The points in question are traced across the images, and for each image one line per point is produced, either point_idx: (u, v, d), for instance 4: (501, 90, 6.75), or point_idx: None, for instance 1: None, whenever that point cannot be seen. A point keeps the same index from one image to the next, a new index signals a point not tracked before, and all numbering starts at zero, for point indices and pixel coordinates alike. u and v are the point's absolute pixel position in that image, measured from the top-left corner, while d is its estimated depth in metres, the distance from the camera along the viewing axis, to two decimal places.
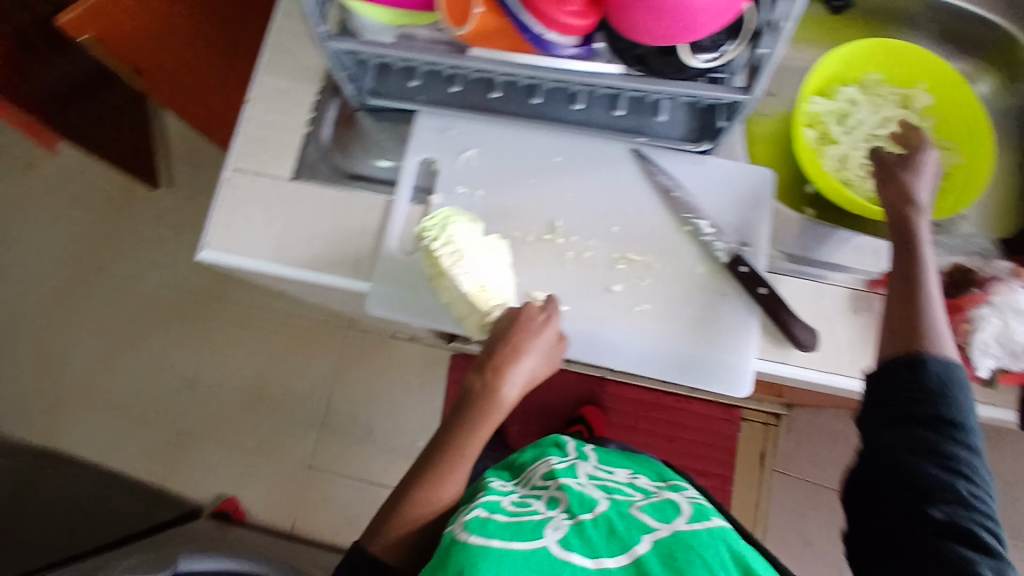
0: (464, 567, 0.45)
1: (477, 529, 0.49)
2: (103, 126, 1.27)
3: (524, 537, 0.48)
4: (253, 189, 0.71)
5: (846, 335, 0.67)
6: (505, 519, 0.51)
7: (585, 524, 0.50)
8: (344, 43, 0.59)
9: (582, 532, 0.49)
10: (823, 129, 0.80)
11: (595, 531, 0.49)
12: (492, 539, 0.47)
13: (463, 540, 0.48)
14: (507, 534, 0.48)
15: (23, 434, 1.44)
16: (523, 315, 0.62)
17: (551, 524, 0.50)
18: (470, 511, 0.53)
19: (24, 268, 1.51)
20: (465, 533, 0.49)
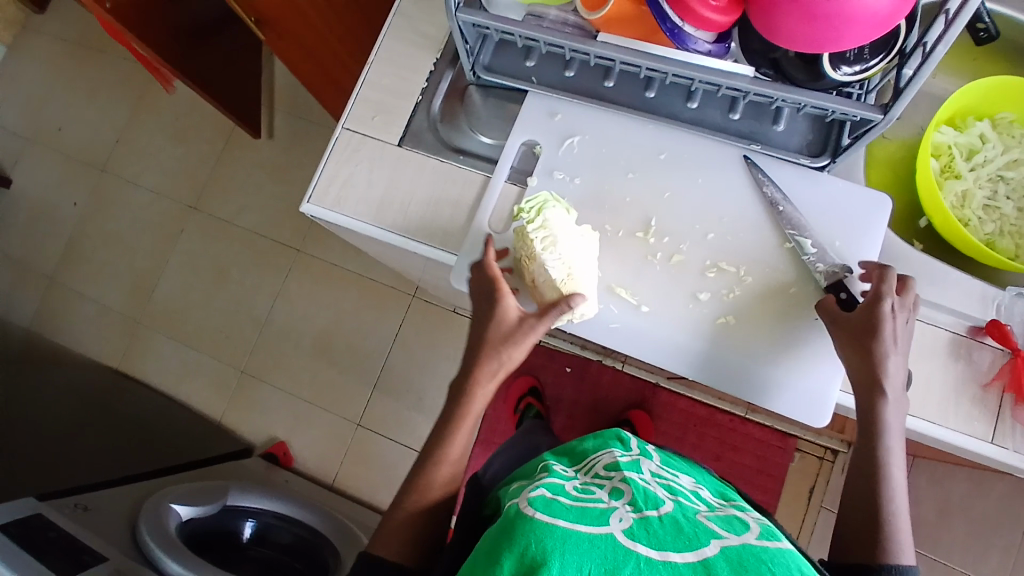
0: (531, 544, 0.41)
1: (542, 507, 0.45)
2: (215, 71, 1.33)
3: (590, 522, 0.44)
4: (359, 150, 0.73)
5: (939, 380, 0.64)
6: (570, 501, 0.47)
7: (652, 519, 0.45)
8: (473, 16, 0.59)
9: (648, 526, 0.44)
10: (947, 162, 0.74)
11: (662, 527, 0.44)
12: (558, 519, 0.44)
13: (529, 514, 0.44)
14: (572, 516, 0.44)
15: (108, 350, 1.56)
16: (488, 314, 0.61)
17: (616, 513, 0.46)
18: (533, 489, 0.49)
19: (128, 196, 1.61)
20: (529, 508, 0.45)
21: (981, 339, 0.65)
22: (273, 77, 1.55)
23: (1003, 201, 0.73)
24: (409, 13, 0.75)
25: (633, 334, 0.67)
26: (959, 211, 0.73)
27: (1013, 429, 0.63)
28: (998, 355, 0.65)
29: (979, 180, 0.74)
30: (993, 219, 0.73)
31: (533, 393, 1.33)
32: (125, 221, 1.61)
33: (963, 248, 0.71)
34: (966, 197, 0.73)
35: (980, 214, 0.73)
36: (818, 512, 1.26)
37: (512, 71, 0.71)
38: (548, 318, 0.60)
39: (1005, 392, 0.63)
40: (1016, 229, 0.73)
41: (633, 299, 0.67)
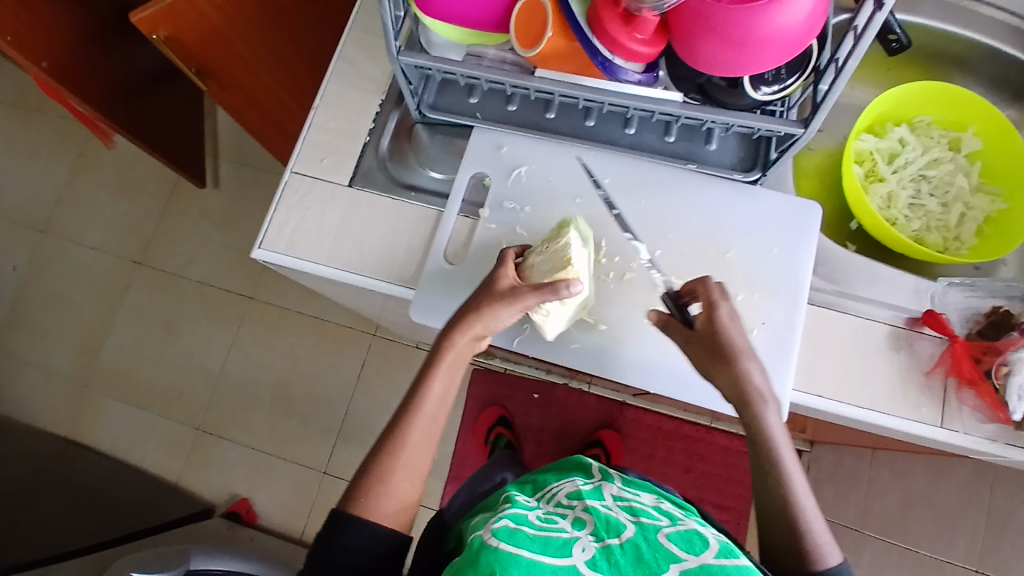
0: (495, 569, 0.42)
1: (506, 536, 0.46)
2: (156, 123, 1.32)
3: (554, 553, 0.45)
4: (311, 193, 0.73)
5: (883, 372, 0.67)
6: (534, 530, 0.48)
7: (614, 548, 0.46)
8: (414, 58, 0.62)
9: (610, 556, 0.45)
10: (871, 167, 0.79)
11: (624, 556, 0.45)
12: (522, 548, 0.44)
13: (493, 544, 0.45)
14: (536, 546, 0.45)
15: (51, 417, 1.48)
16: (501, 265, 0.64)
17: (579, 544, 0.47)
18: (498, 518, 0.49)
19: (68, 255, 1.55)
20: (493, 538, 0.46)
21: (919, 329, 0.68)
22: (217, 126, 1.55)
23: (927, 199, 0.79)
24: (352, 57, 0.77)
25: (594, 353, 0.70)
26: (886, 212, 0.78)
27: (959, 411, 0.66)
28: (937, 343, 0.68)
29: (902, 181, 0.79)
30: (919, 216, 0.78)
31: (502, 422, 1.33)
32: (65, 282, 1.54)
33: (890, 244, 0.76)
34: (892, 199, 0.79)
35: (907, 213, 0.78)
36: None
37: (456, 107, 0.73)
38: (540, 294, 0.60)
39: (949, 376, 0.66)
40: (942, 224, 0.78)
41: (591, 319, 0.69)
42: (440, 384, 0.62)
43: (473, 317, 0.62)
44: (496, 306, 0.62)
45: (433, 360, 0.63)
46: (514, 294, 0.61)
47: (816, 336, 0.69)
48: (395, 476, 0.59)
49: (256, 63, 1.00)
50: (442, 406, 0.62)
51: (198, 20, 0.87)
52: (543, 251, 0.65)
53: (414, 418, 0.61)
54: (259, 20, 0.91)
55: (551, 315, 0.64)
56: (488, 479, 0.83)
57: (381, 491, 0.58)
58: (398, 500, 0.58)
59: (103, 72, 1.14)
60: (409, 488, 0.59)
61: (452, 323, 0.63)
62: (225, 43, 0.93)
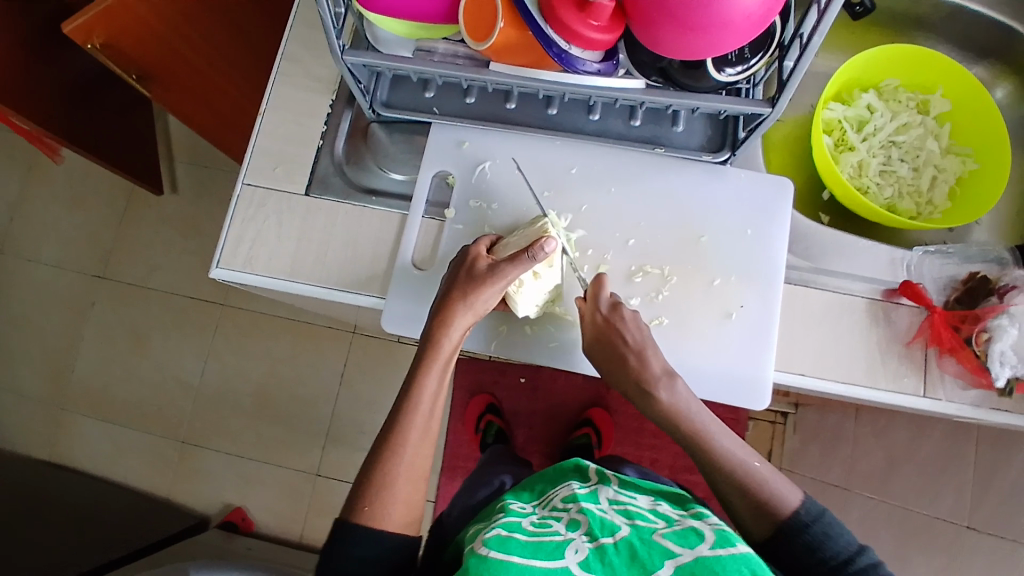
0: None
1: (496, 543, 0.45)
2: (102, 130, 1.25)
3: (545, 556, 0.44)
4: (265, 205, 0.70)
5: (863, 345, 0.67)
6: (526, 538, 0.47)
7: (608, 548, 0.45)
8: (360, 57, 0.58)
9: (603, 556, 0.44)
10: (841, 136, 0.78)
11: (617, 556, 0.44)
12: (513, 554, 0.44)
13: (482, 553, 0.44)
14: (527, 551, 0.44)
15: (28, 442, 1.44)
16: (472, 252, 0.63)
17: (572, 545, 0.46)
18: (490, 529, 0.48)
19: (27, 275, 1.49)
20: (482, 546, 0.45)
21: (896, 300, 0.68)
22: (170, 129, 1.48)
23: (898, 165, 0.78)
24: (297, 56, 0.73)
25: (573, 349, 0.68)
26: (857, 180, 0.77)
27: (940, 380, 0.66)
28: (915, 313, 0.68)
29: (872, 148, 0.78)
30: (891, 183, 0.77)
31: (491, 410, 1.32)
32: (27, 302, 1.49)
33: (862, 215, 0.75)
34: (862, 167, 0.77)
35: (878, 181, 0.77)
36: None
37: (411, 104, 0.70)
38: (520, 264, 0.60)
39: (929, 346, 0.66)
40: (914, 189, 0.77)
41: (568, 316, 0.68)
42: (435, 378, 0.59)
43: (462, 302, 0.60)
44: (481, 286, 0.60)
45: (427, 355, 0.60)
46: (495, 271, 0.60)
47: (794, 314, 0.68)
48: (397, 484, 0.56)
49: (196, 61, 0.94)
50: (434, 407, 0.59)
51: (130, 22, 0.82)
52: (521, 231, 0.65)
53: (409, 434, 0.58)
54: (197, 17, 0.86)
55: (525, 289, 0.63)
56: (484, 485, 0.79)
57: (386, 499, 0.55)
58: (402, 512, 0.56)
59: (40, 82, 1.08)
60: (413, 494, 0.57)
61: (441, 310, 0.60)
62: (162, 44, 0.88)
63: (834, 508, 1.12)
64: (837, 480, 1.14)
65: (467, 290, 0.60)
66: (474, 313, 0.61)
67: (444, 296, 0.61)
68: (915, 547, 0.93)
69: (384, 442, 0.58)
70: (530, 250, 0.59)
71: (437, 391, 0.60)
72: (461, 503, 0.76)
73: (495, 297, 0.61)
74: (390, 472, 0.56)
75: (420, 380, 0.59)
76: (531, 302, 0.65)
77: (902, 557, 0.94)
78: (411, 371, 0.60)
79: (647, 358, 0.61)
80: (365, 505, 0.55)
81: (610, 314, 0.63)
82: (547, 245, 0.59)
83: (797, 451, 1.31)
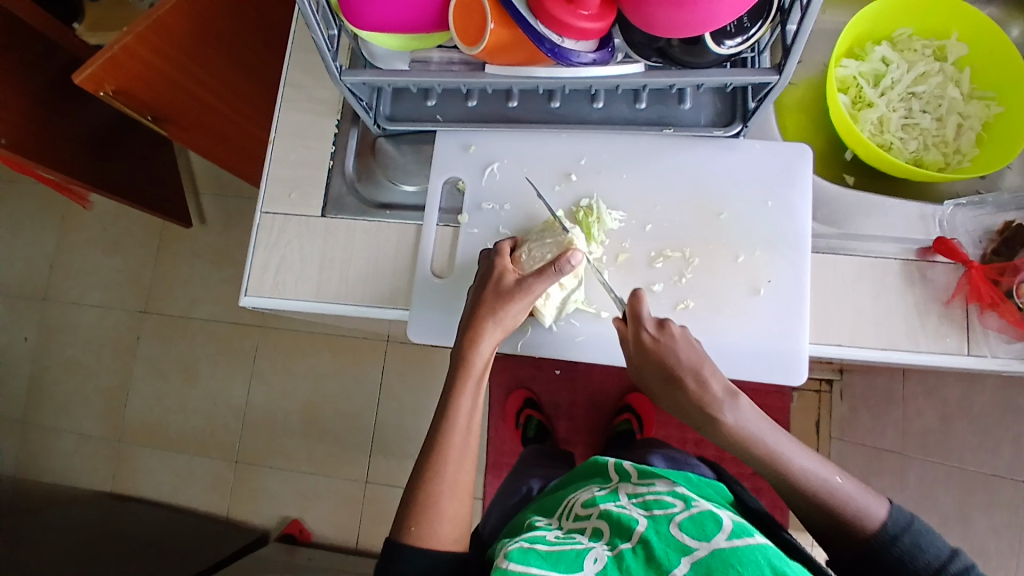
0: None
1: (516, 555, 0.45)
2: (127, 174, 1.30)
3: (564, 569, 0.44)
4: (285, 231, 0.71)
5: (900, 307, 0.65)
6: (548, 548, 0.47)
7: (626, 553, 0.46)
8: (359, 76, 0.59)
9: (621, 562, 0.45)
10: (857, 93, 0.75)
11: (635, 560, 0.45)
12: (532, 566, 0.44)
13: (503, 568, 0.44)
14: (546, 562, 0.45)
15: (96, 476, 1.51)
16: (496, 271, 0.62)
17: (591, 555, 0.46)
18: (514, 542, 0.49)
19: (75, 318, 1.56)
20: (505, 559, 0.45)
21: (931, 258, 0.65)
22: (191, 163, 1.52)
23: (920, 116, 0.74)
24: (298, 81, 0.74)
25: (599, 341, 0.68)
26: (878, 138, 0.74)
27: (983, 336, 0.64)
28: (952, 270, 0.65)
29: (892, 102, 0.74)
30: (914, 136, 0.74)
31: (531, 404, 1.31)
32: (79, 344, 1.56)
33: (879, 166, 0.72)
34: (883, 123, 0.74)
35: (901, 135, 0.74)
36: (829, 442, 1.32)
37: (415, 114, 0.70)
38: (547, 277, 0.60)
39: (969, 303, 0.64)
40: (940, 140, 0.74)
41: (591, 309, 0.67)
42: (469, 397, 0.60)
43: (491, 319, 0.60)
44: (508, 303, 0.60)
45: (460, 375, 0.60)
46: (522, 287, 0.60)
47: (824, 284, 0.66)
48: (444, 501, 0.57)
49: (206, 93, 0.96)
50: (472, 421, 0.60)
51: (138, 69, 0.84)
52: (541, 238, 0.65)
53: (450, 455, 0.58)
54: (199, 53, 0.88)
55: (551, 300, 0.65)
56: (515, 492, 0.79)
57: (433, 519, 0.56)
58: (451, 528, 0.57)
59: (61, 135, 1.13)
60: (460, 509, 0.58)
61: (469, 329, 0.61)
62: (171, 83, 0.90)
63: (891, 473, 1.09)
64: (891, 445, 1.11)
65: (495, 306, 0.61)
66: (504, 330, 0.61)
67: (471, 314, 0.61)
68: (976, 506, 0.89)
69: (426, 459, 0.59)
70: (557, 262, 0.59)
71: (472, 409, 0.60)
72: (497, 511, 0.77)
73: (523, 313, 0.62)
74: (433, 491, 0.57)
75: (454, 398, 0.60)
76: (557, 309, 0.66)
77: (964, 517, 0.91)
78: (445, 392, 0.61)
79: (705, 379, 0.57)
80: (412, 525, 0.56)
81: (659, 334, 0.59)
82: (573, 257, 0.59)
83: (846, 418, 1.28)
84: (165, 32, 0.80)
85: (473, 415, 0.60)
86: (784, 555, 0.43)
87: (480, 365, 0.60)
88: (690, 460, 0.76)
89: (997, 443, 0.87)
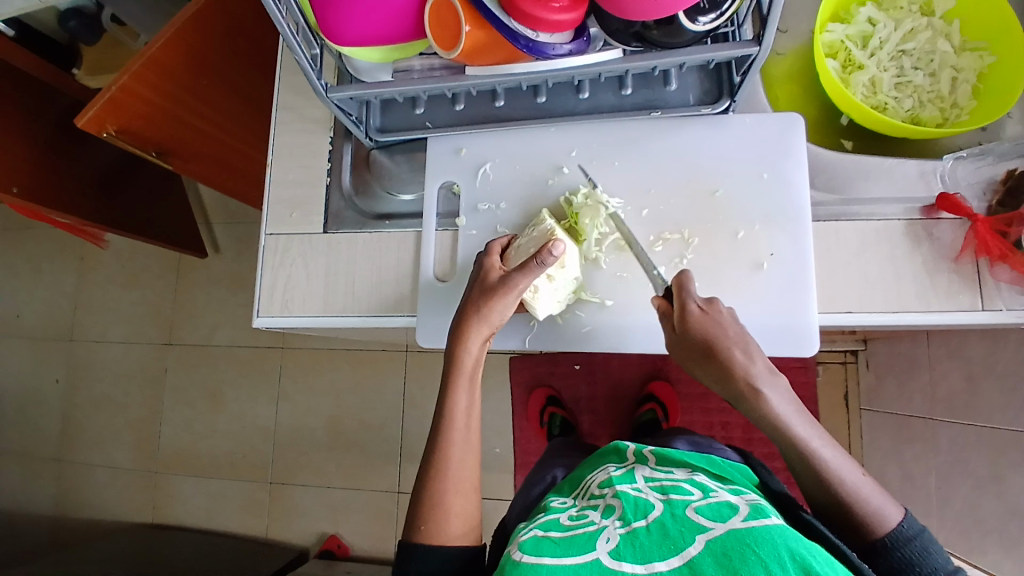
0: None
1: (529, 547, 0.47)
2: (139, 212, 1.34)
3: (575, 553, 0.46)
4: (288, 250, 0.73)
5: (909, 267, 0.64)
6: (560, 535, 0.49)
7: (639, 531, 0.47)
8: (345, 91, 0.60)
9: (634, 539, 0.46)
10: (846, 57, 0.74)
11: (648, 537, 0.46)
12: (544, 557, 0.46)
13: (516, 560, 0.46)
14: (559, 550, 0.46)
15: (136, 506, 1.55)
16: (482, 268, 0.63)
17: (604, 535, 0.48)
18: (527, 531, 0.51)
19: (103, 355, 1.61)
20: (517, 551, 0.47)
21: (936, 216, 0.64)
22: (201, 193, 1.55)
23: (913, 74, 0.73)
24: (289, 102, 0.75)
25: (606, 331, 0.68)
26: (872, 100, 0.73)
27: (997, 290, 0.62)
28: (958, 225, 0.64)
29: (883, 62, 0.73)
30: (908, 94, 0.73)
31: (552, 401, 1.30)
32: (108, 380, 1.60)
33: (883, 131, 0.71)
34: (874, 84, 0.73)
35: (895, 94, 0.73)
36: (859, 414, 1.30)
37: (405, 123, 0.71)
38: (530, 272, 0.59)
39: (978, 256, 0.63)
40: (935, 95, 0.73)
41: (595, 298, 0.68)
42: (465, 394, 0.61)
43: (477, 316, 0.61)
44: (494, 299, 0.60)
45: (452, 371, 0.61)
46: (506, 282, 0.60)
47: (828, 253, 0.66)
48: (450, 497, 0.57)
49: (204, 123, 0.99)
50: (471, 417, 0.61)
51: (136, 106, 0.87)
52: (530, 231, 0.65)
53: (453, 451, 0.59)
54: (194, 85, 0.90)
55: (541, 293, 0.63)
56: (539, 479, 0.79)
57: (440, 518, 0.57)
58: (462, 526, 0.57)
59: (70, 179, 1.17)
60: (467, 505, 0.58)
61: (457, 327, 0.62)
62: (169, 116, 0.92)
63: (924, 439, 1.06)
64: (920, 411, 1.08)
65: (480, 303, 0.61)
66: (491, 328, 0.62)
67: (461, 314, 0.62)
68: (1008, 465, 0.87)
69: (432, 460, 0.59)
70: (539, 255, 0.59)
71: (468, 408, 0.61)
72: (520, 502, 0.76)
73: (509, 310, 0.62)
74: (438, 490, 0.58)
75: (449, 397, 0.61)
76: (552, 306, 0.65)
77: (997, 477, 0.89)
78: (441, 390, 0.62)
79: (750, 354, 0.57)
80: (420, 526, 0.57)
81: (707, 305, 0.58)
82: (555, 249, 0.59)
83: (873, 388, 1.26)
84: (159, 68, 0.83)
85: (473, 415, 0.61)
86: (802, 538, 0.44)
87: (469, 363, 0.61)
88: (714, 443, 0.76)
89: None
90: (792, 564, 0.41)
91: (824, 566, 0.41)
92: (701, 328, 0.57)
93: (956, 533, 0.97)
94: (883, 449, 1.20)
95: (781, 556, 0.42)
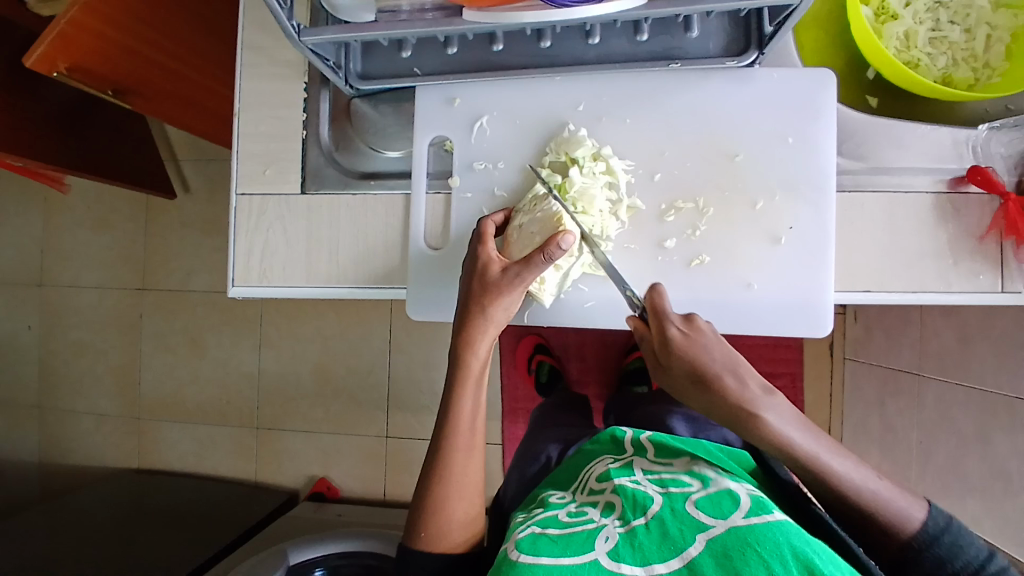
0: None
1: (526, 545, 0.45)
2: (103, 152, 1.23)
3: (573, 553, 0.44)
4: (265, 214, 0.66)
5: (931, 246, 0.60)
6: (558, 532, 0.47)
7: (638, 530, 0.45)
8: (320, 35, 0.53)
9: (633, 539, 0.45)
10: (879, 4, 0.66)
11: (647, 536, 0.44)
12: (542, 556, 0.44)
13: (514, 559, 0.44)
14: (557, 549, 0.44)
15: (123, 451, 1.54)
16: (480, 265, 0.58)
17: (602, 534, 0.46)
18: (524, 528, 0.49)
19: (76, 300, 1.53)
20: (514, 550, 0.45)
21: (964, 188, 0.60)
22: (165, 128, 1.44)
23: (948, 28, 0.65)
24: (256, 42, 0.66)
25: (612, 306, 0.63)
26: (904, 55, 0.66)
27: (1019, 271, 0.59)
28: (986, 201, 0.60)
29: (919, 13, 0.65)
30: (942, 51, 0.66)
31: (541, 349, 1.27)
32: (82, 326, 1.54)
33: (913, 90, 0.65)
34: (909, 37, 0.66)
35: (929, 50, 0.66)
36: (843, 363, 1.30)
37: (390, 69, 0.63)
38: (534, 267, 0.55)
39: (1004, 237, 0.59)
40: (969, 54, 0.66)
41: (599, 272, 0.63)
42: (470, 397, 0.58)
43: (481, 315, 0.57)
44: (497, 298, 0.56)
45: (457, 375, 0.58)
46: (510, 279, 0.56)
47: (851, 226, 0.61)
48: (452, 504, 0.56)
49: (165, 59, 0.88)
50: (476, 420, 0.58)
51: (87, 40, 0.76)
52: (531, 211, 0.60)
53: (447, 449, 0.57)
54: (151, 16, 0.79)
55: (547, 283, 0.61)
56: (534, 459, 0.75)
57: (442, 522, 0.56)
58: (462, 529, 0.57)
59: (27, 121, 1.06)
60: (470, 509, 0.57)
61: (463, 330, 0.58)
62: (125, 51, 0.82)
63: (910, 395, 1.06)
64: (908, 365, 1.08)
65: (484, 302, 0.57)
66: (497, 327, 0.58)
67: (462, 311, 0.58)
68: (998, 425, 0.87)
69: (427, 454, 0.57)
70: (546, 249, 0.53)
71: (473, 410, 0.58)
72: (515, 479, 0.74)
73: (514, 310, 0.58)
74: (437, 488, 0.56)
75: (455, 400, 0.58)
76: (555, 292, 0.62)
77: (984, 439, 0.90)
78: (446, 391, 0.59)
79: (743, 376, 0.53)
80: (421, 531, 0.56)
81: (688, 327, 0.54)
82: (564, 241, 0.53)
83: (861, 340, 1.24)
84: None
85: (480, 410, 0.59)
86: (803, 534, 0.41)
87: (478, 367, 0.58)
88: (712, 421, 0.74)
89: (1020, 362, 0.83)
90: (795, 565, 0.39)
91: (828, 564, 0.39)
92: (686, 357, 0.54)
93: (934, 486, 0.99)
94: (866, 399, 1.20)
95: (783, 553, 0.40)
